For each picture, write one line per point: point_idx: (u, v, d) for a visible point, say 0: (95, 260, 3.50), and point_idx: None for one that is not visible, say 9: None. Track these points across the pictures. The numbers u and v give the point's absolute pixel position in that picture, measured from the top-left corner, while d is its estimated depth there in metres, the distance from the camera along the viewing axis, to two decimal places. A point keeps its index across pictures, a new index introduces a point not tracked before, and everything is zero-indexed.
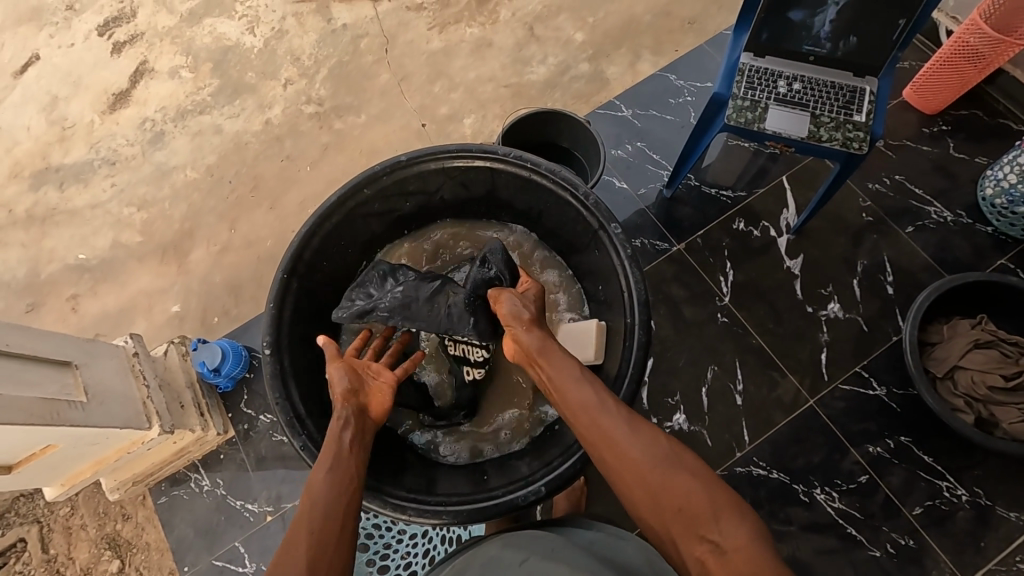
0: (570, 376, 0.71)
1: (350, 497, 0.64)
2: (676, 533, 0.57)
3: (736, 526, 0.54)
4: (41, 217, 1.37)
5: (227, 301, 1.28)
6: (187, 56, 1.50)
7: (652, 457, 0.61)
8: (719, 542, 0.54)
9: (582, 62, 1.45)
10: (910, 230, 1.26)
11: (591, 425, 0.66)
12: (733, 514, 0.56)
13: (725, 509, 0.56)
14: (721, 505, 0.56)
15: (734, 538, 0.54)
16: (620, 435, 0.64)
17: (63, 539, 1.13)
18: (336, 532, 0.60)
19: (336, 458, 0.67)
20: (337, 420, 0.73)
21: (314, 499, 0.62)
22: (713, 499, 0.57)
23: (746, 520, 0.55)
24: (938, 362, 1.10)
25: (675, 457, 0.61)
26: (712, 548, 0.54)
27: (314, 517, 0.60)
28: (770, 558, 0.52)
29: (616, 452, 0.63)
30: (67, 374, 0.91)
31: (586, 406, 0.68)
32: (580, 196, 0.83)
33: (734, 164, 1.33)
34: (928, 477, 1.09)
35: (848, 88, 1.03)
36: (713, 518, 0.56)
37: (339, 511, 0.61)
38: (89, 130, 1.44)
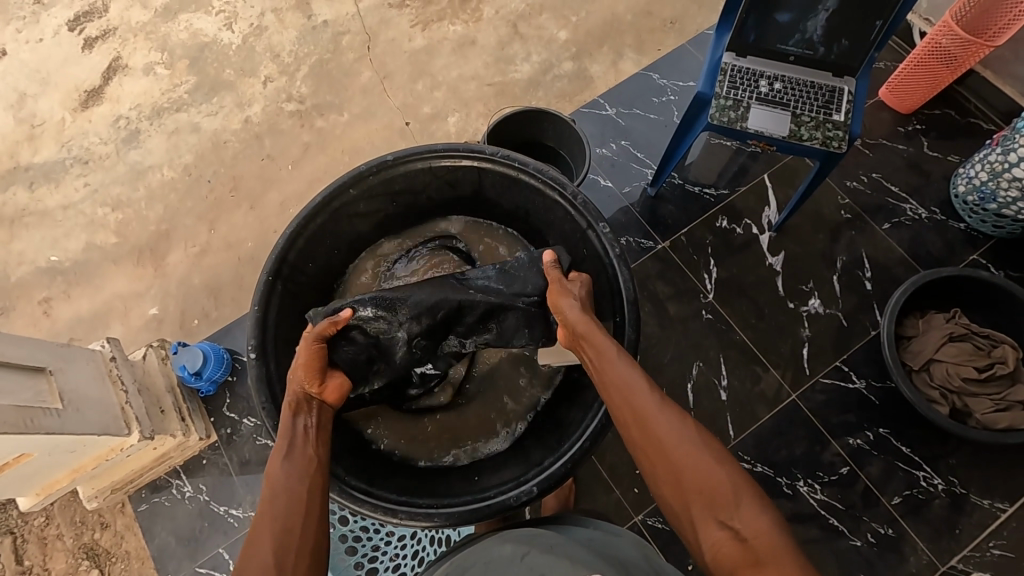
0: (610, 353, 0.70)
1: (308, 492, 0.64)
2: (697, 517, 0.58)
3: (756, 514, 0.56)
4: (10, 218, 1.33)
5: (207, 304, 1.26)
6: (163, 53, 1.46)
7: (684, 445, 0.61)
8: (739, 529, 0.56)
9: (566, 61, 1.45)
10: (886, 226, 1.29)
11: (629, 404, 0.66)
12: (754, 502, 0.57)
13: (746, 496, 0.58)
14: (742, 494, 0.58)
15: (753, 526, 0.56)
16: (658, 416, 0.63)
17: (39, 550, 1.09)
18: (299, 526, 0.62)
19: (288, 451, 0.67)
20: (290, 409, 0.72)
21: (274, 497, 0.63)
22: (738, 487, 0.58)
23: (766, 510, 0.57)
24: (914, 355, 1.13)
25: (709, 446, 0.61)
26: (730, 535, 0.56)
27: (275, 517, 0.62)
28: (789, 546, 0.54)
29: (650, 434, 0.63)
30: (41, 380, 0.88)
31: (623, 386, 0.67)
32: (568, 195, 0.83)
33: (716, 163, 1.35)
34: (905, 467, 1.12)
35: (828, 88, 1.05)
36: (735, 505, 0.57)
37: (298, 508, 0.63)
38: (60, 128, 1.40)
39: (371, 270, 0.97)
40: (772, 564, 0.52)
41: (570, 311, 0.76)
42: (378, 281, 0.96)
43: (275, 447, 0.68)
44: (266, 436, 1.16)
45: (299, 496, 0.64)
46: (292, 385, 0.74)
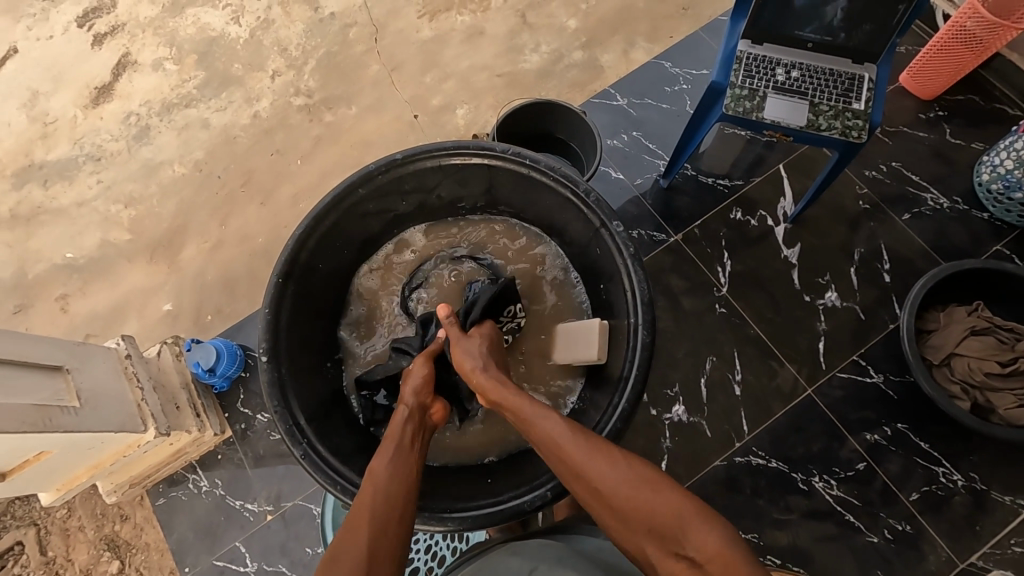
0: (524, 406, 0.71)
1: (405, 496, 0.64)
2: (654, 550, 0.58)
3: (706, 535, 0.55)
4: (26, 215, 1.34)
5: (220, 300, 1.26)
6: (171, 48, 1.46)
7: (626, 482, 0.60)
8: (692, 556, 0.55)
9: (576, 50, 1.43)
10: (906, 217, 1.26)
11: (560, 457, 0.65)
12: (704, 520, 0.56)
13: (693, 519, 0.56)
14: (691, 513, 0.57)
15: (705, 549, 0.54)
16: (588, 459, 0.63)
17: (62, 541, 1.12)
18: (397, 522, 0.61)
19: (398, 450, 0.69)
20: (405, 412, 0.74)
21: (377, 487, 0.64)
22: (682, 509, 0.57)
23: (714, 526, 0.56)
24: (934, 350, 1.10)
25: (652, 477, 0.60)
26: (686, 561, 0.55)
27: (374, 515, 0.61)
28: (742, 561, 0.53)
29: (586, 481, 0.62)
30: (58, 379, 0.89)
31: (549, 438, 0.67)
32: (581, 193, 0.82)
33: (730, 153, 1.32)
34: (924, 463, 1.10)
35: (847, 76, 1.02)
36: (684, 529, 0.56)
37: (396, 507, 0.62)
38: (72, 125, 1.40)
39: (378, 282, 0.97)
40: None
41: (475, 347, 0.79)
42: (398, 283, 0.97)
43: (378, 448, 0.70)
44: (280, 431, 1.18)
45: (397, 495, 0.63)
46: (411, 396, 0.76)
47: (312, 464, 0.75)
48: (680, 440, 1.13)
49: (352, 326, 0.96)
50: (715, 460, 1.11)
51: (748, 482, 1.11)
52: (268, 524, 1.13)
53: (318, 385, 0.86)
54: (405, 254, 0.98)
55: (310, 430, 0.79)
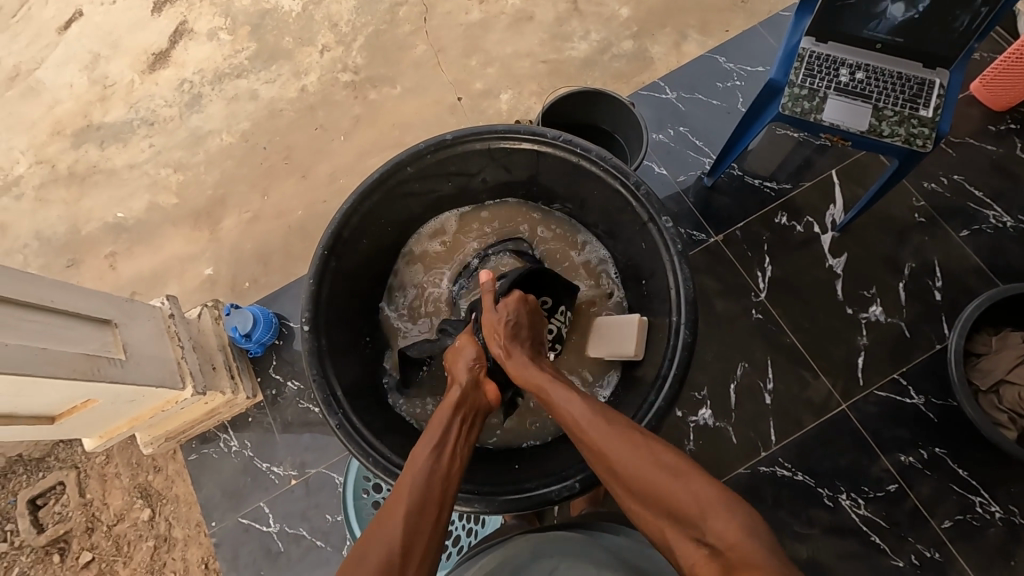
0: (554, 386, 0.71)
1: (442, 497, 0.62)
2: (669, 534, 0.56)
3: (725, 523, 0.53)
4: (82, 174, 1.40)
5: (258, 268, 1.30)
6: (226, 19, 1.49)
7: (644, 460, 0.60)
8: (709, 541, 0.52)
9: (626, 40, 1.39)
10: (963, 234, 1.20)
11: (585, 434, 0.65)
12: (722, 506, 0.54)
13: (711, 506, 0.54)
14: (709, 500, 0.55)
15: (723, 536, 0.52)
16: (609, 438, 0.63)
17: (99, 485, 1.18)
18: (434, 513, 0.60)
19: (438, 444, 0.67)
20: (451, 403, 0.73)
21: (416, 474, 0.64)
22: (703, 497, 0.55)
23: (735, 514, 0.53)
24: (983, 374, 1.05)
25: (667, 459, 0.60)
26: (704, 547, 0.53)
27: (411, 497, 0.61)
28: (759, 550, 0.50)
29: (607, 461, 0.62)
30: (107, 332, 0.93)
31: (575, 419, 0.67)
32: (630, 185, 0.81)
33: (780, 155, 1.28)
34: (960, 491, 1.06)
35: (916, 80, 0.97)
36: (699, 514, 0.54)
37: (432, 505, 0.61)
38: (129, 89, 1.45)
39: (418, 264, 0.99)
40: (743, 571, 0.48)
41: (513, 351, 0.76)
42: (439, 267, 0.99)
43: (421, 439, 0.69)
44: (308, 400, 1.21)
45: (436, 491, 0.62)
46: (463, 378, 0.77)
47: (346, 434, 0.76)
48: (703, 444, 1.11)
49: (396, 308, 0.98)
50: (738, 467, 1.09)
51: (770, 493, 1.08)
52: (291, 488, 1.16)
53: (354, 359, 0.88)
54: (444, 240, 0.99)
55: (345, 401, 0.80)
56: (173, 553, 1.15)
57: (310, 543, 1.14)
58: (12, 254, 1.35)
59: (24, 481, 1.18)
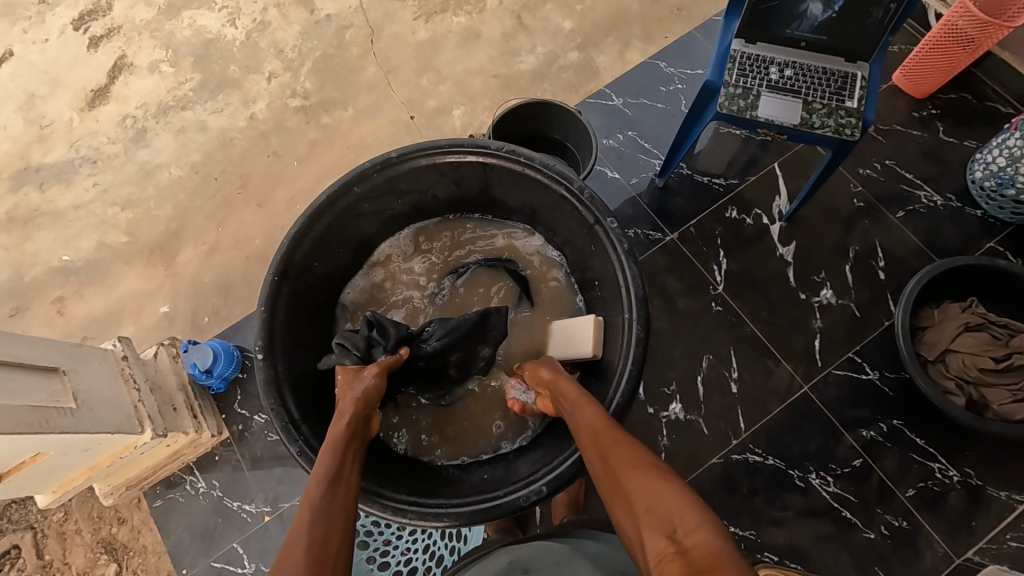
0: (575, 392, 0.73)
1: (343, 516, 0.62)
2: (647, 535, 0.56)
3: (697, 526, 0.53)
4: (23, 218, 1.34)
5: (217, 302, 1.26)
6: (168, 51, 1.46)
7: (647, 471, 0.61)
8: (681, 543, 0.53)
9: (571, 51, 1.43)
10: (900, 215, 1.27)
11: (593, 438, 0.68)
12: (697, 513, 0.55)
13: (690, 510, 0.55)
14: (694, 511, 0.56)
15: (694, 540, 0.52)
16: (621, 449, 0.65)
17: (58, 544, 1.11)
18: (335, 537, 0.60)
19: (333, 479, 0.65)
20: (346, 435, 0.71)
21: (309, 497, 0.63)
22: (682, 501, 0.56)
23: (710, 520, 0.54)
24: (929, 346, 1.11)
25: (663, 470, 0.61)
26: (677, 550, 0.53)
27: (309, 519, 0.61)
28: (727, 554, 0.50)
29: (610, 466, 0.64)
30: (55, 380, 0.89)
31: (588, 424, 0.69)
32: (575, 189, 0.83)
33: (725, 152, 1.33)
34: (920, 460, 1.11)
35: (840, 74, 1.03)
36: (677, 518, 0.55)
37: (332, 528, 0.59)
38: (69, 128, 1.40)
39: (388, 267, 0.98)
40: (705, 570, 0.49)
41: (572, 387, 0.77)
42: (405, 274, 0.98)
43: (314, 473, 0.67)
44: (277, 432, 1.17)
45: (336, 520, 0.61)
46: (351, 407, 0.75)
47: (307, 461, 0.75)
48: (678, 439, 1.13)
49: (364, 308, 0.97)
50: (713, 458, 1.12)
51: (745, 481, 1.11)
52: (266, 525, 1.13)
53: (315, 384, 0.87)
54: (406, 249, 0.99)
55: (306, 426, 0.79)
56: None
57: None
58: None
59: None
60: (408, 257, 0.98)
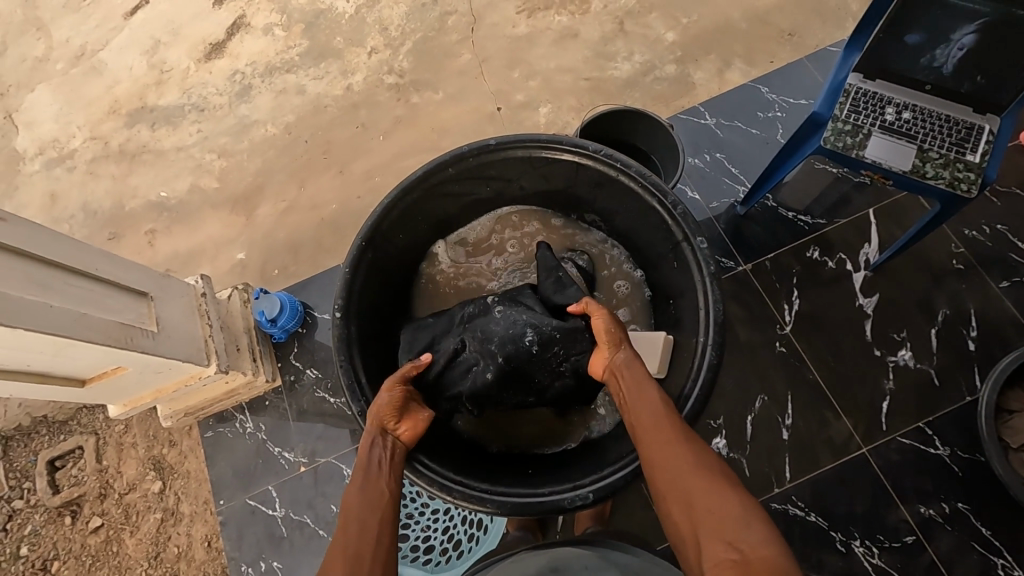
0: (637, 375, 0.75)
1: (380, 519, 0.68)
2: (703, 535, 0.59)
3: (761, 535, 0.57)
4: (132, 153, 1.46)
5: (289, 257, 1.33)
6: (282, 15, 1.54)
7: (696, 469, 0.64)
8: (742, 549, 0.56)
9: (669, 63, 1.40)
10: (1003, 284, 1.17)
11: (650, 426, 0.69)
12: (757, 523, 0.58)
13: (753, 518, 0.58)
14: (749, 513, 0.59)
15: (757, 547, 0.56)
16: (675, 442, 0.66)
17: (116, 454, 1.21)
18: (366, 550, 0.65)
19: (366, 481, 0.71)
20: (364, 447, 0.73)
21: (348, 513, 0.69)
22: (747, 511, 0.59)
23: (771, 534, 0.57)
24: (1014, 432, 1.01)
25: (679, 431, 0.68)
26: (734, 553, 0.56)
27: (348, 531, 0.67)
28: (788, 566, 0.54)
29: (670, 457, 0.66)
30: (143, 304, 0.96)
31: (649, 410, 0.71)
32: (667, 204, 0.81)
33: (815, 188, 1.26)
34: (982, 551, 1.02)
35: (965, 124, 0.96)
36: (739, 524, 0.58)
37: (365, 542, 0.66)
38: (184, 76, 1.51)
39: (475, 241, 1.01)
40: None
41: (620, 351, 0.78)
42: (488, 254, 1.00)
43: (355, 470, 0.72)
44: (324, 389, 1.22)
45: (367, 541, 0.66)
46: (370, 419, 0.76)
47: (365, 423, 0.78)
48: None
49: (441, 278, 1.00)
50: None
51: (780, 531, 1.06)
52: (301, 475, 1.18)
53: (379, 350, 0.89)
54: (498, 232, 1.01)
55: (369, 389, 0.82)
56: (178, 528, 1.17)
57: (313, 532, 1.15)
58: (59, 222, 1.41)
59: (45, 442, 1.23)
60: (491, 238, 1.01)
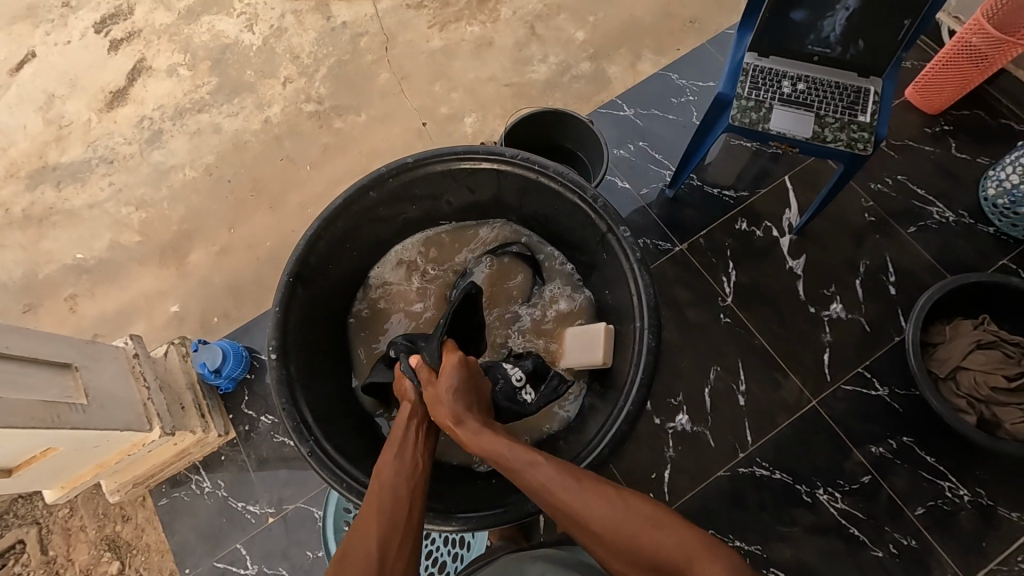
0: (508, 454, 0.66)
1: (410, 495, 0.65)
2: None
3: (711, 571, 0.54)
4: (38, 216, 1.36)
5: (227, 303, 1.27)
6: (186, 55, 1.48)
7: (615, 527, 0.59)
8: None
9: (583, 61, 1.44)
10: (912, 230, 1.26)
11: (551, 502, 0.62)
12: (706, 555, 0.55)
13: (696, 554, 0.55)
14: (691, 549, 0.56)
15: None
16: (584, 510, 0.60)
17: (63, 541, 1.12)
18: (403, 519, 0.62)
19: (400, 450, 0.70)
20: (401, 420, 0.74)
21: (382, 489, 0.65)
22: (689, 545, 0.56)
23: (720, 558, 0.55)
24: (940, 363, 1.10)
25: (578, 493, 0.61)
26: None
27: (381, 509, 0.63)
28: None
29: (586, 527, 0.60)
30: (67, 376, 0.90)
31: (541, 486, 0.63)
32: (588, 199, 0.83)
33: (736, 164, 1.33)
34: (930, 478, 1.10)
35: (852, 89, 1.03)
36: (688, 566, 0.55)
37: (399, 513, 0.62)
38: (86, 128, 1.43)
39: (405, 261, 0.99)
40: None
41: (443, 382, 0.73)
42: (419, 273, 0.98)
43: (385, 448, 0.71)
44: (283, 434, 1.18)
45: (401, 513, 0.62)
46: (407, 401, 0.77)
47: (318, 462, 0.75)
48: (683, 450, 1.12)
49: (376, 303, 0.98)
50: (720, 470, 1.11)
51: (751, 494, 1.10)
52: (270, 527, 1.13)
53: (324, 386, 0.87)
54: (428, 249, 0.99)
55: (318, 427, 0.79)
56: None
57: None
58: None
59: None
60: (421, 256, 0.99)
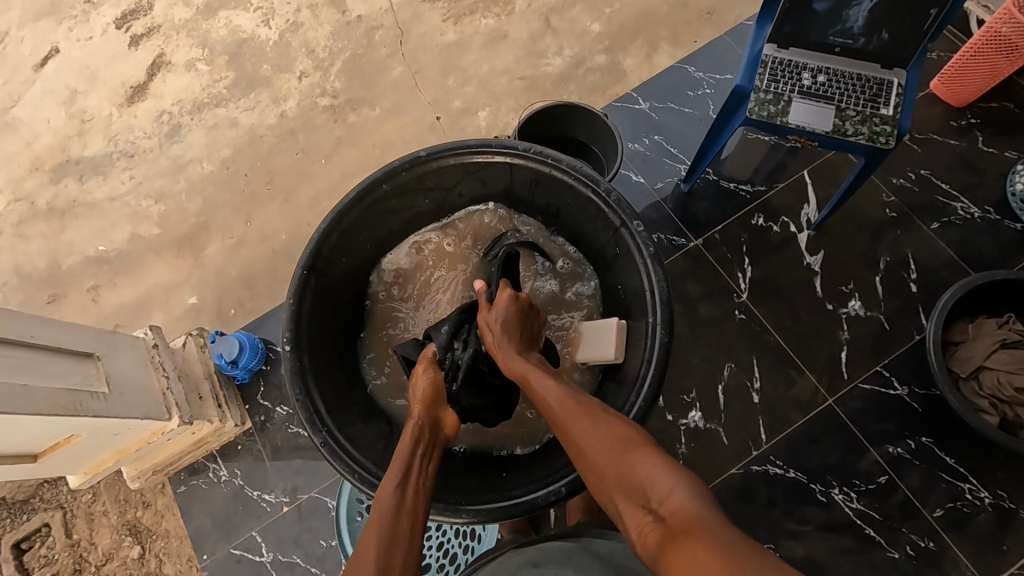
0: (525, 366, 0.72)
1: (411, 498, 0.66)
2: (620, 503, 0.55)
3: (670, 486, 0.52)
4: (62, 209, 1.39)
5: (243, 295, 1.29)
6: (204, 49, 1.50)
7: (599, 441, 0.60)
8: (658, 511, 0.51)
9: (598, 54, 1.43)
10: (934, 226, 1.23)
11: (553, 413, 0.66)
12: (670, 474, 0.53)
13: (662, 470, 0.54)
14: (657, 467, 0.54)
15: (669, 502, 0.51)
16: (577, 415, 0.63)
17: (86, 525, 1.15)
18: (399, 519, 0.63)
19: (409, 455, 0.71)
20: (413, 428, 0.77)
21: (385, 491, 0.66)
22: (658, 463, 0.55)
23: (683, 482, 0.52)
24: (962, 362, 1.07)
25: (576, 405, 0.64)
26: (654, 518, 0.52)
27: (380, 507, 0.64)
28: (707, 514, 0.49)
29: (574, 436, 0.62)
30: (89, 365, 0.92)
31: (547, 396, 0.67)
32: (601, 192, 0.82)
33: (752, 158, 1.31)
34: (949, 479, 1.07)
35: (875, 81, 1.01)
36: (647, 483, 0.54)
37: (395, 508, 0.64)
38: (107, 123, 1.45)
39: (416, 249, 0.98)
40: (685, 540, 0.48)
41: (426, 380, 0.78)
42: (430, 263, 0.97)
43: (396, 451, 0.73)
44: (297, 424, 1.19)
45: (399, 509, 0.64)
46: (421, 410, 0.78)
47: (331, 452, 0.76)
48: (695, 447, 1.12)
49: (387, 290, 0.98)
50: (732, 468, 1.10)
51: (764, 491, 1.09)
52: (284, 515, 1.15)
53: (337, 378, 0.88)
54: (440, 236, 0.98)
55: (330, 418, 0.80)
56: None
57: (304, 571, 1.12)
58: None
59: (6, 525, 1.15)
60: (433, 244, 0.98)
